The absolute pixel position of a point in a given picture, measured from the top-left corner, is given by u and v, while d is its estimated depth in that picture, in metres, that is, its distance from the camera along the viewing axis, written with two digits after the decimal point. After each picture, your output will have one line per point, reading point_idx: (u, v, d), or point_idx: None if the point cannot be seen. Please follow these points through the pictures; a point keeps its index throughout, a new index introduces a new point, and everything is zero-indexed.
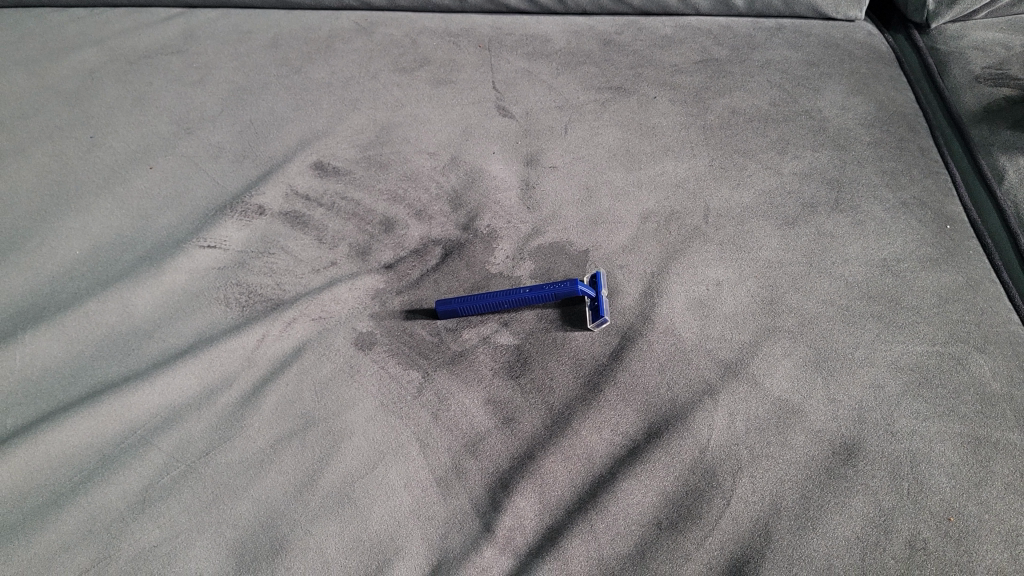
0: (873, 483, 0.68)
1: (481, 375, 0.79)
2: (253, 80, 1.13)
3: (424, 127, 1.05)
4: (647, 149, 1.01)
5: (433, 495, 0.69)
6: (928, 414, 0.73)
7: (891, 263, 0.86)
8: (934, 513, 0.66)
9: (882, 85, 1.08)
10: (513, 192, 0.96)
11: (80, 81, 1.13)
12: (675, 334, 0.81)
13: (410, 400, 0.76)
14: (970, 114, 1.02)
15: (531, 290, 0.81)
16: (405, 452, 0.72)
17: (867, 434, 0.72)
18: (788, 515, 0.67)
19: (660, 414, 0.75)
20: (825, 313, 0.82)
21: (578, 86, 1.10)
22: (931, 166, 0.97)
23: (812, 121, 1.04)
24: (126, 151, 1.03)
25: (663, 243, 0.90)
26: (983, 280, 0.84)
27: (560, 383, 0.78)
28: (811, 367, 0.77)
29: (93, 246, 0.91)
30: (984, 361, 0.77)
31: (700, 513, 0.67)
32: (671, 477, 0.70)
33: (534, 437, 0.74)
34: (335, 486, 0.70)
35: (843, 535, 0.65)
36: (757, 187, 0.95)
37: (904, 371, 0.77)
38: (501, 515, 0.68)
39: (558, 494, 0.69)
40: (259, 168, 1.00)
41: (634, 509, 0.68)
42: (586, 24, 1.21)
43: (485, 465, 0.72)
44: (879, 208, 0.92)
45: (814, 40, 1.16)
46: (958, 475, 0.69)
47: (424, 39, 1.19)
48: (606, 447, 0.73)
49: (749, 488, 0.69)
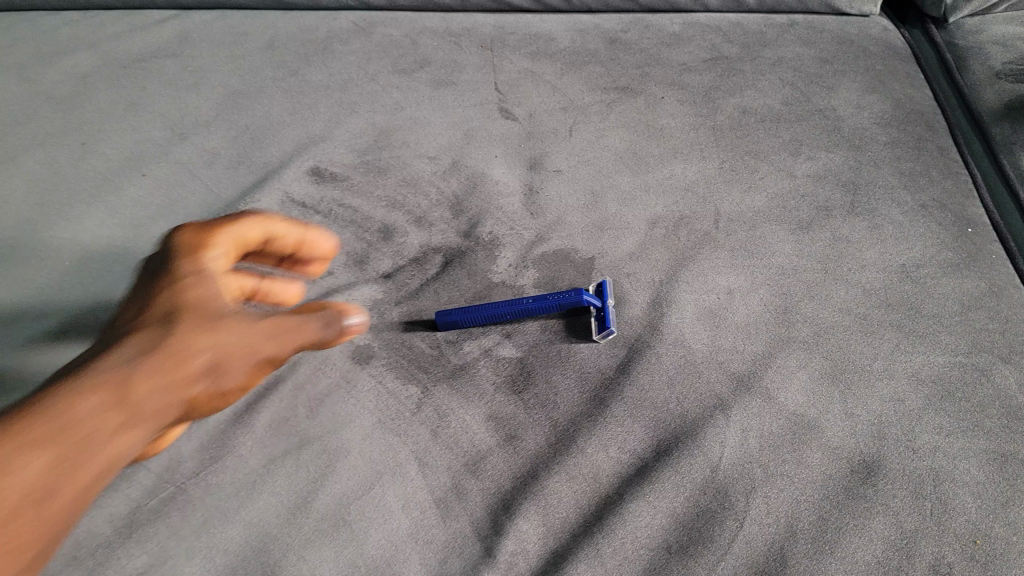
0: (894, 504, 0.65)
1: (482, 389, 0.76)
2: (250, 83, 1.10)
3: (424, 130, 1.02)
4: (655, 152, 0.97)
5: (432, 518, 0.67)
6: (950, 429, 0.70)
7: (911, 269, 0.83)
8: (959, 535, 0.63)
9: (899, 83, 1.04)
10: (516, 197, 0.93)
11: (72, 87, 1.10)
12: (685, 346, 0.78)
13: (409, 416, 0.74)
14: (991, 111, 0.99)
15: (534, 301, 0.78)
16: (403, 472, 0.70)
17: (887, 452, 0.69)
18: (804, 538, 0.64)
19: (669, 430, 0.72)
20: (841, 323, 0.78)
21: (583, 86, 1.07)
22: (951, 166, 0.93)
23: (826, 121, 1.00)
24: (118, 158, 1.00)
25: (671, 250, 0.86)
26: (1007, 286, 0.81)
27: (565, 398, 0.75)
28: (827, 380, 0.74)
29: (83, 257, 0.88)
30: (1009, 372, 0.74)
31: (712, 535, 0.64)
32: (680, 498, 0.67)
33: (537, 455, 0.71)
34: (331, 507, 0.68)
35: (864, 559, 0.62)
36: (769, 191, 0.92)
37: (925, 383, 0.73)
38: (503, 538, 0.65)
39: (562, 516, 0.67)
40: (254, 175, 0.97)
41: (642, 533, 0.65)
42: (590, 23, 1.17)
43: (486, 485, 0.69)
44: (897, 212, 0.89)
45: (828, 37, 1.12)
46: (984, 494, 0.66)
47: (425, 39, 1.16)
48: (612, 466, 0.70)
49: (763, 509, 0.66)
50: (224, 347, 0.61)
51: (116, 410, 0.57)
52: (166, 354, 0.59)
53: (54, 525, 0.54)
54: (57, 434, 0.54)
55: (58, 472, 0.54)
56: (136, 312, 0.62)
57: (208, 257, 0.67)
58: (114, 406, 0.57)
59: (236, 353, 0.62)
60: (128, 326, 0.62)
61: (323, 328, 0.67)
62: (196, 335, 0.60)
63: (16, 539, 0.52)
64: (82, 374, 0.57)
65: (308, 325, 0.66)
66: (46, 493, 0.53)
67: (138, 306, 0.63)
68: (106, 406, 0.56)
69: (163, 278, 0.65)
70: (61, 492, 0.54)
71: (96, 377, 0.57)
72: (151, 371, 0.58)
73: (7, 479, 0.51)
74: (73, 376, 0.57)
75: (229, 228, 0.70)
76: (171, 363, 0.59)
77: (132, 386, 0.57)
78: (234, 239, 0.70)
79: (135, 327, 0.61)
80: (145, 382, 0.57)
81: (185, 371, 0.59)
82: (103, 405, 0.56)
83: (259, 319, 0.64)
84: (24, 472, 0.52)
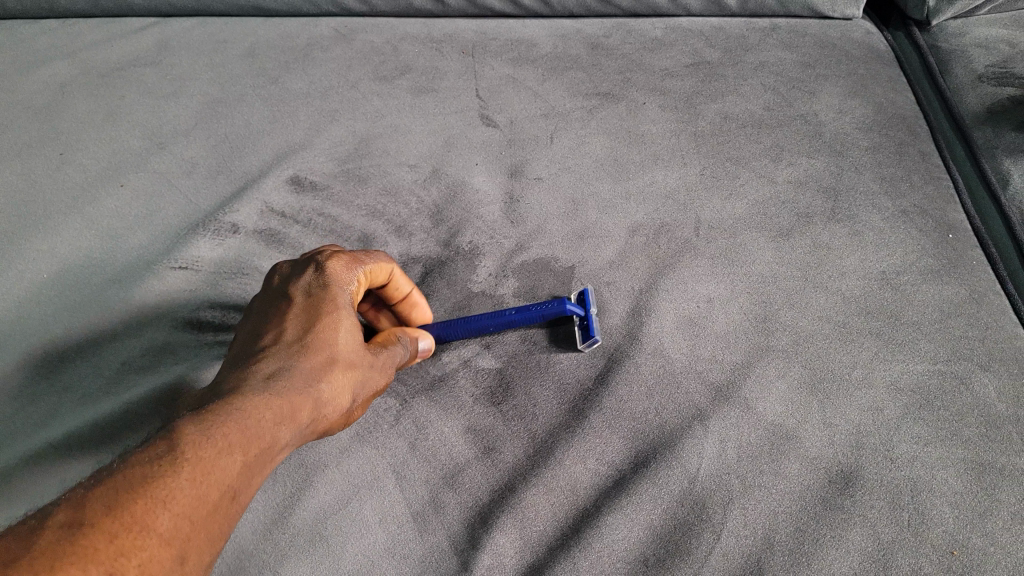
0: (872, 515, 0.65)
1: (460, 401, 0.76)
2: (230, 91, 1.09)
3: (404, 138, 1.01)
4: (636, 159, 0.97)
5: (409, 532, 0.67)
6: (928, 438, 0.70)
7: (890, 276, 0.83)
8: (936, 546, 0.63)
9: (881, 87, 1.04)
10: (496, 205, 0.92)
11: (50, 97, 1.09)
12: (664, 356, 0.77)
13: (387, 429, 0.74)
14: (973, 115, 0.99)
15: (517, 312, 0.77)
16: (380, 485, 0.70)
17: (865, 462, 0.69)
18: (781, 551, 0.64)
19: (647, 442, 0.71)
20: (820, 332, 0.78)
21: (564, 93, 1.06)
22: (932, 171, 0.93)
23: (807, 126, 1.00)
24: (97, 168, 0.99)
25: (651, 258, 0.86)
26: (987, 293, 0.81)
27: (544, 410, 0.74)
28: (806, 389, 0.74)
29: (60, 269, 0.87)
30: (989, 380, 0.74)
31: (690, 548, 0.64)
32: (658, 510, 0.67)
33: (515, 468, 0.71)
34: (307, 523, 0.67)
35: (840, 571, 0.62)
36: (750, 197, 0.92)
37: (904, 392, 0.73)
38: (480, 553, 0.65)
39: (540, 529, 0.67)
40: (233, 184, 0.97)
41: (619, 546, 0.65)
42: (573, 28, 1.17)
43: (464, 498, 0.69)
44: (877, 218, 0.88)
45: (810, 41, 1.12)
46: (961, 505, 0.66)
47: (406, 46, 1.16)
48: (590, 478, 0.69)
49: (741, 521, 0.65)
50: (363, 383, 0.65)
51: (288, 425, 0.57)
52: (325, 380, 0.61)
53: (223, 537, 0.51)
54: (248, 440, 0.53)
55: (244, 477, 0.52)
56: (292, 335, 0.64)
57: (351, 289, 0.69)
58: (289, 422, 0.57)
59: (366, 381, 0.66)
60: (284, 352, 0.62)
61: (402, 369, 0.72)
62: (348, 369, 0.64)
63: (202, 539, 0.48)
64: (260, 388, 0.57)
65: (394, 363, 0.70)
66: (230, 501, 0.51)
67: (277, 333, 0.64)
68: (285, 420, 0.56)
69: (312, 305, 0.66)
70: (239, 500, 0.52)
71: (275, 394, 0.57)
72: (314, 393, 0.60)
73: (211, 475, 0.49)
74: (251, 391, 0.57)
75: (375, 267, 0.72)
76: (329, 388, 0.61)
77: (303, 404, 0.58)
78: (373, 278, 0.72)
79: (293, 353, 0.62)
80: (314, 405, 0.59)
81: (339, 401, 0.62)
82: (281, 420, 0.56)
83: (377, 356, 0.68)
84: (222, 475, 0.50)
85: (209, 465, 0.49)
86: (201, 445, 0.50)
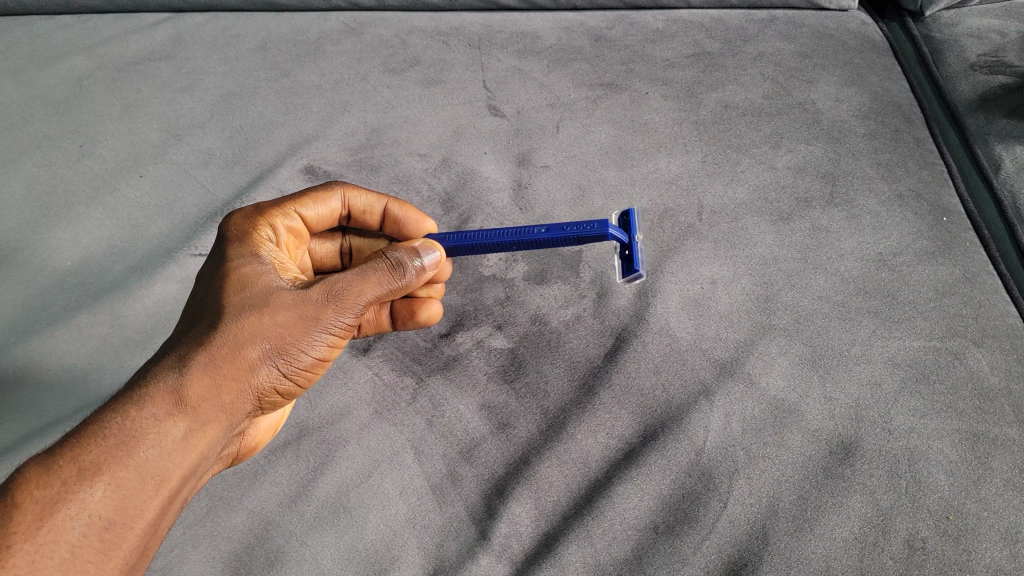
0: (871, 483, 0.68)
1: (474, 380, 0.78)
2: (243, 84, 1.12)
3: (414, 128, 1.04)
4: (640, 147, 1.00)
5: (429, 503, 0.70)
6: (924, 410, 0.73)
7: (887, 257, 0.86)
8: (933, 511, 0.67)
9: (877, 76, 1.07)
10: (506, 192, 0.95)
11: (68, 90, 1.11)
12: (670, 334, 0.80)
13: (404, 406, 0.76)
14: (966, 103, 1.03)
15: (546, 232, 0.70)
16: (400, 460, 0.72)
17: (864, 433, 0.72)
18: (785, 517, 0.67)
19: (656, 416, 0.74)
20: (819, 310, 0.81)
21: (569, 83, 1.09)
22: (927, 157, 0.96)
23: (805, 114, 1.03)
24: (115, 159, 1.02)
25: (657, 242, 0.89)
26: (980, 273, 0.84)
27: (555, 387, 0.77)
28: (808, 365, 0.77)
29: (84, 257, 0.90)
30: (982, 355, 0.77)
31: (697, 516, 0.67)
32: (667, 480, 0.70)
33: (529, 442, 0.73)
34: (330, 496, 0.70)
35: (841, 536, 0.66)
36: (751, 183, 0.94)
37: (901, 367, 0.76)
38: (497, 523, 0.68)
39: (554, 500, 0.69)
40: (249, 174, 0.99)
41: (629, 514, 0.68)
42: (576, 20, 1.20)
43: (480, 471, 0.72)
44: (874, 202, 0.92)
45: (807, 31, 1.15)
46: (957, 473, 0.69)
47: (414, 39, 1.18)
48: (601, 451, 0.72)
49: (746, 489, 0.69)
50: (281, 326, 0.62)
51: (172, 419, 0.58)
52: (212, 350, 0.60)
53: (126, 552, 0.55)
54: (107, 459, 0.55)
55: (115, 495, 0.54)
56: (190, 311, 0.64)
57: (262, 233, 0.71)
58: (175, 415, 0.58)
59: (295, 316, 0.63)
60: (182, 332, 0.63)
61: (409, 283, 0.67)
62: (251, 319, 0.62)
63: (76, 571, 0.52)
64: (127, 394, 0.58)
65: (371, 278, 0.65)
66: (106, 527, 0.54)
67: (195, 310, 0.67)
68: (154, 422, 0.57)
69: (218, 257, 0.67)
70: (116, 518, 0.54)
71: (140, 397, 0.58)
72: (206, 366, 0.60)
73: (56, 515, 0.52)
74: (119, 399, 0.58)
75: (293, 206, 0.75)
76: (232, 349, 0.61)
77: (188, 388, 0.59)
78: (290, 216, 0.75)
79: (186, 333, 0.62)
80: (200, 382, 0.59)
81: (245, 355, 0.61)
82: (160, 418, 0.57)
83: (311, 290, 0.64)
84: (74, 509, 0.53)
85: (50, 504, 0.52)
86: (36, 489, 0.52)
